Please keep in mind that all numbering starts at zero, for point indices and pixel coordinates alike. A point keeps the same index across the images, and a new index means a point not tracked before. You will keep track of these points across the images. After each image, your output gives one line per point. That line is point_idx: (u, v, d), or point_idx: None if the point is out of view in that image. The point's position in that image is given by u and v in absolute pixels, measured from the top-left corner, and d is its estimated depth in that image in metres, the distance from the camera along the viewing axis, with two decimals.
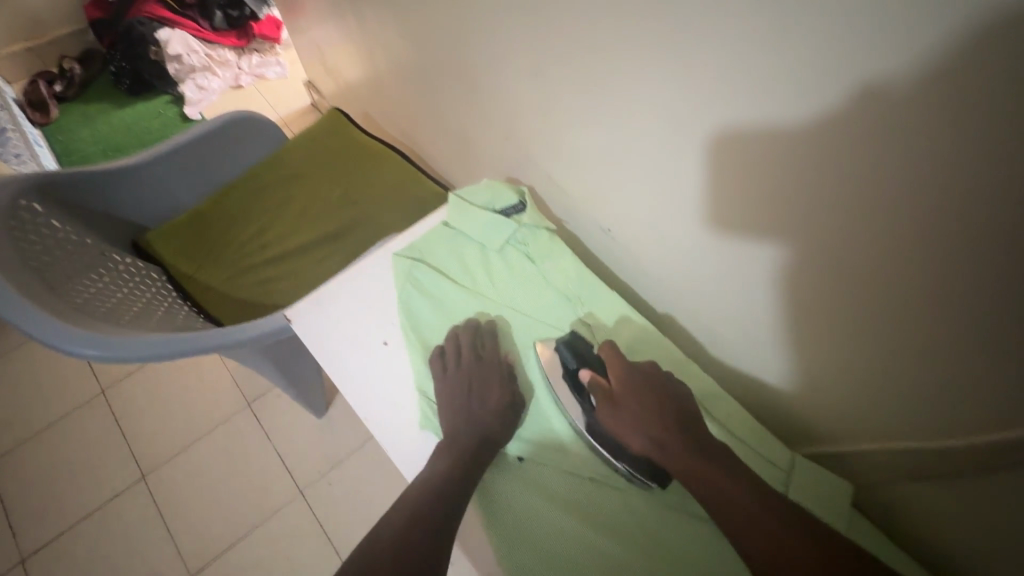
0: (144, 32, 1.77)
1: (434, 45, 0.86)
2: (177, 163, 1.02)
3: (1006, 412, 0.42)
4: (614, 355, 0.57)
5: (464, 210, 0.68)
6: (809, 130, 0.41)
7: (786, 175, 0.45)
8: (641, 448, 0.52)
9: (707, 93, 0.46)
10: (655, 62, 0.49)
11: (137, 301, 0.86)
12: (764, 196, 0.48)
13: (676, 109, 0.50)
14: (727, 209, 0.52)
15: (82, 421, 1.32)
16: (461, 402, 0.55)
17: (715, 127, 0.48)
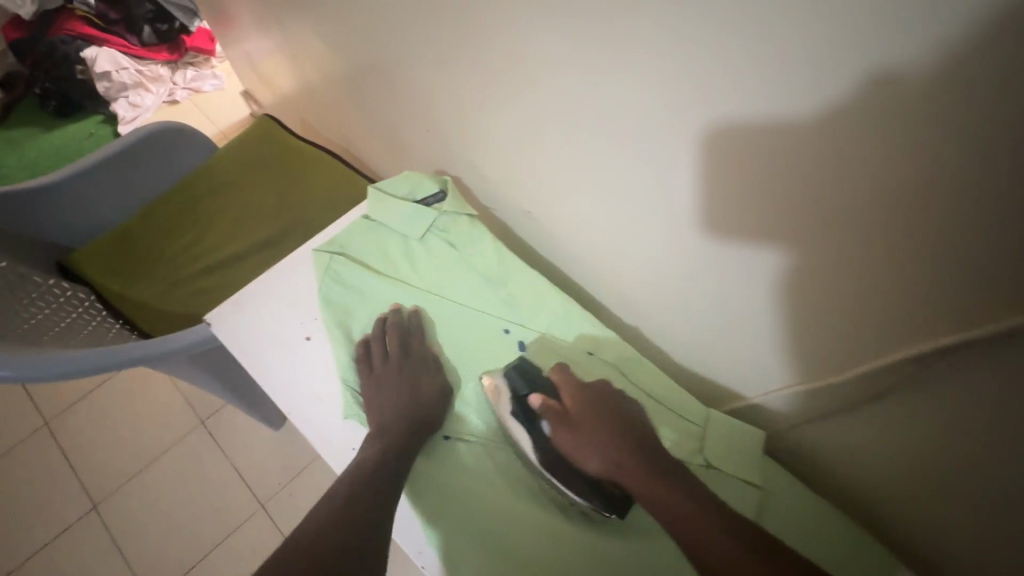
0: (68, 52, 1.70)
1: (354, 43, 0.87)
2: (101, 179, 0.99)
3: (890, 336, 0.46)
4: (564, 378, 0.57)
5: (385, 203, 0.68)
6: (687, 92, 0.44)
7: (675, 139, 0.48)
8: (599, 470, 0.51)
9: (598, 66, 0.49)
10: (549, 41, 0.51)
11: (63, 322, 0.84)
12: (660, 160, 0.51)
13: (575, 85, 0.52)
14: (630, 177, 0.55)
15: (25, 456, 1.27)
16: (393, 393, 0.56)
17: (609, 97, 0.50)
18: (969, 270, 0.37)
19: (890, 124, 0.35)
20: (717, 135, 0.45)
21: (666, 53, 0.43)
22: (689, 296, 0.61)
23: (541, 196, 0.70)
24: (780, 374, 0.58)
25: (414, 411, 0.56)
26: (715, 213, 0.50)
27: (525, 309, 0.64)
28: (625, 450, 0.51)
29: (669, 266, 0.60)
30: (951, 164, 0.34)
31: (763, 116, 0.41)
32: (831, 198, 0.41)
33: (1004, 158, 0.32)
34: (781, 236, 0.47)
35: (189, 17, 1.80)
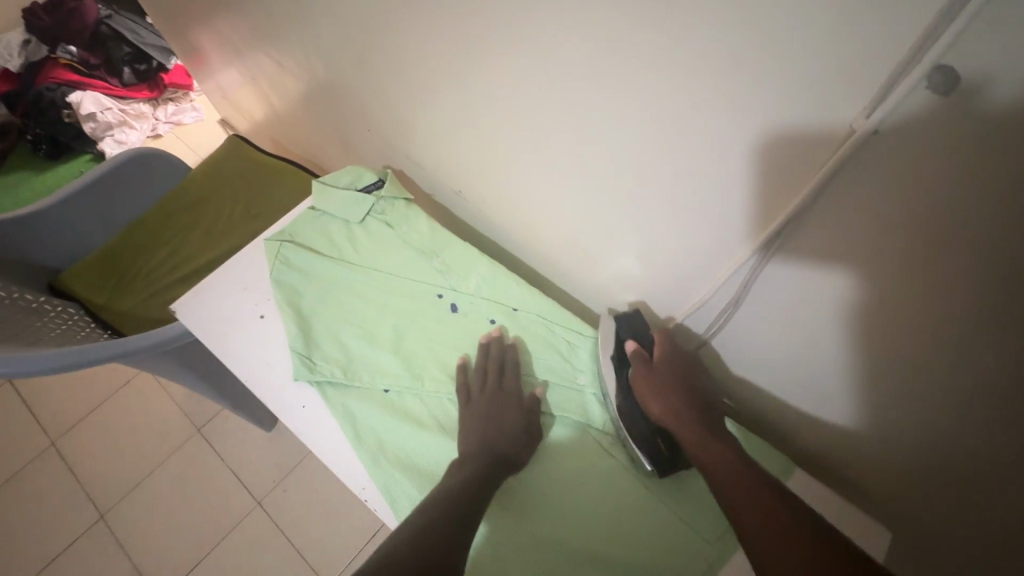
0: (54, 98, 1.80)
1: (305, 58, 0.95)
2: (83, 204, 1.08)
3: (735, 256, 0.53)
4: (663, 335, 0.61)
5: (327, 193, 0.76)
6: (550, 58, 0.52)
7: (553, 100, 0.56)
8: (660, 416, 0.56)
9: (485, 43, 0.57)
10: (447, 27, 0.60)
11: (54, 329, 0.92)
12: (548, 121, 0.59)
13: (473, 63, 0.61)
14: (530, 141, 0.63)
15: (34, 475, 1.34)
16: (483, 424, 0.59)
17: (499, 70, 0.59)
18: (777, 180, 0.44)
19: (686, 63, 0.42)
20: (578, 92, 0.52)
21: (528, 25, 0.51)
22: (597, 245, 0.68)
23: (472, 174, 0.78)
24: (679, 309, 0.65)
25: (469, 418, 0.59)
26: (594, 162, 0.58)
27: (456, 274, 0.71)
28: (688, 412, 0.55)
29: (577, 219, 0.67)
30: (734, 91, 0.41)
31: (604, 70, 0.48)
32: (661, 133, 0.49)
33: (765, 84, 0.39)
34: (644, 174, 0.54)
35: (165, 56, 1.94)
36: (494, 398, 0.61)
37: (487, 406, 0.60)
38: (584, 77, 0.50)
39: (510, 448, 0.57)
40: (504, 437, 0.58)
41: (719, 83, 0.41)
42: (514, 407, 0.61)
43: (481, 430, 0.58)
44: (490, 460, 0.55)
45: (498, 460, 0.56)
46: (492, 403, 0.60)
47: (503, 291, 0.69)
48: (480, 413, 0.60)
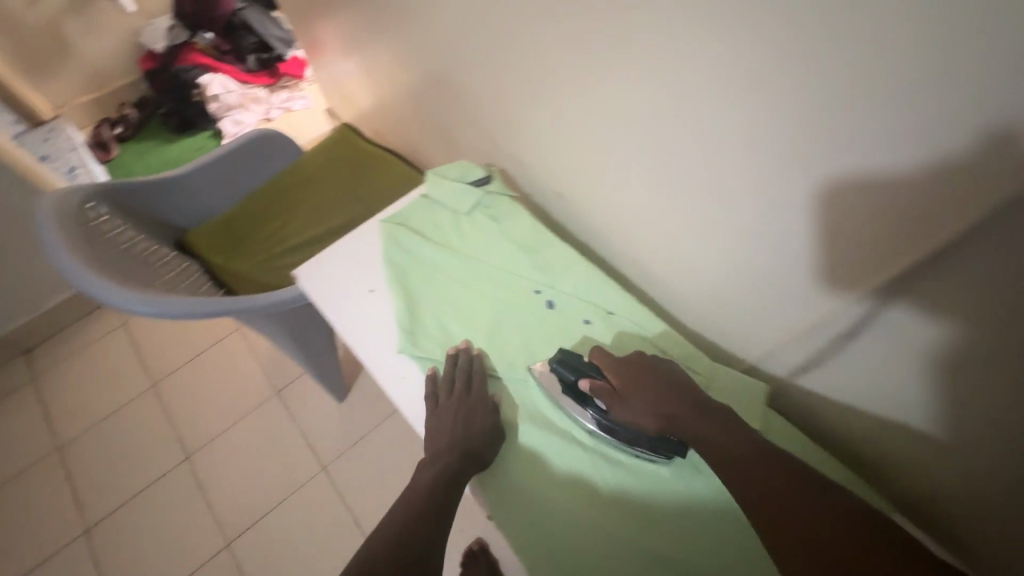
0: (187, 78, 2.02)
1: (424, 56, 1.01)
2: (213, 173, 1.19)
3: (853, 288, 0.51)
4: (604, 359, 0.64)
5: (439, 184, 0.81)
6: (686, 80, 0.52)
7: (678, 122, 0.56)
8: (654, 426, 0.59)
9: (614, 59, 0.58)
10: (575, 40, 0.61)
11: (184, 279, 1.03)
12: (668, 142, 0.59)
13: (596, 77, 0.62)
14: (643, 157, 0.64)
15: (134, 411, 1.49)
16: (449, 427, 0.61)
17: (624, 88, 0.59)
18: (915, 222, 0.43)
19: (823, 88, 0.42)
20: (712, 114, 0.52)
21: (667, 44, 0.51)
22: (698, 261, 0.69)
23: (574, 182, 0.80)
24: (779, 333, 0.64)
25: (436, 420, 0.62)
26: (711, 182, 0.58)
27: (555, 273, 0.73)
28: (676, 411, 0.58)
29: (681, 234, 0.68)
30: (889, 127, 0.40)
31: (749, 97, 0.48)
32: (788, 154, 0.48)
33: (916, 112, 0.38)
34: (760, 195, 0.54)
35: (286, 46, 2.13)
36: (460, 401, 0.63)
37: (451, 404, 0.62)
38: (711, 100, 0.51)
39: (475, 444, 0.60)
40: (473, 432, 0.60)
41: (873, 117, 0.41)
42: (480, 409, 0.62)
43: (447, 431, 0.61)
44: (458, 456, 0.59)
45: (465, 459, 0.59)
46: (456, 403, 0.62)
47: (596, 296, 0.71)
48: (448, 416, 0.62)
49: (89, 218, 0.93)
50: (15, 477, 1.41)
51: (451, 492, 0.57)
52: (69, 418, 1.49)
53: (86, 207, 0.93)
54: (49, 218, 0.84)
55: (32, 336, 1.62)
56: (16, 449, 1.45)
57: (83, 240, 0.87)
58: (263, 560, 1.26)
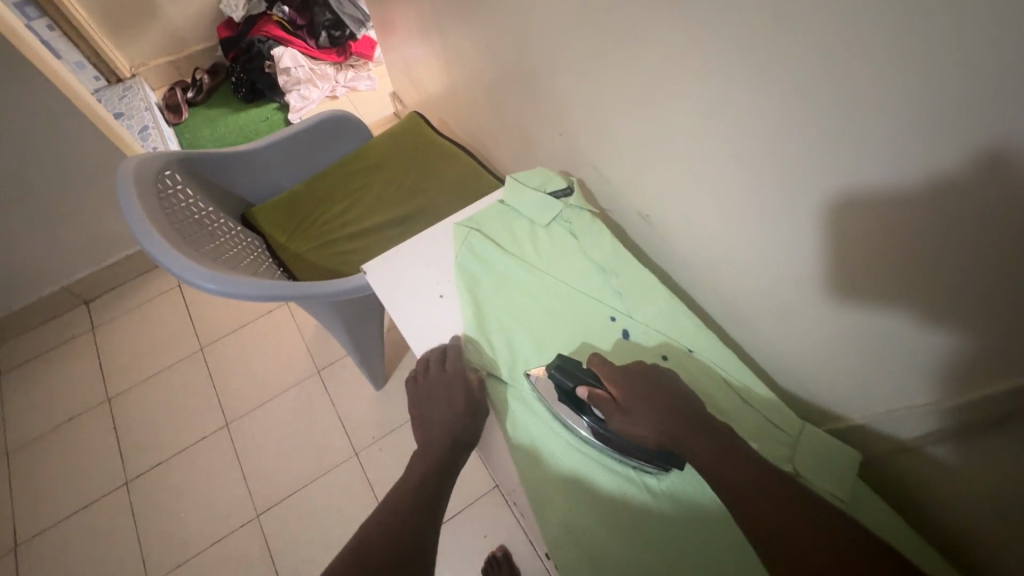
0: (262, 48, 2.07)
1: (508, 53, 0.98)
2: (283, 150, 1.18)
3: (1000, 364, 0.46)
4: (604, 367, 0.61)
5: (518, 190, 0.78)
6: (850, 122, 0.46)
7: (829, 166, 0.50)
8: (653, 440, 0.56)
9: (756, 87, 0.52)
10: (707, 61, 0.56)
11: (246, 256, 1.03)
12: (806, 183, 0.53)
13: (728, 105, 0.56)
14: (766, 194, 0.59)
15: (181, 372, 1.53)
16: (433, 409, 0.64)
17: (764, 122, 0.54)
18: None
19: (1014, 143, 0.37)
20: (868, 160, 0.47)
21: (834, 81, 0.45)
22: (804, 306, 0.63)
23: (666, 203, 0.76)
24: (895, 395, 0.59)
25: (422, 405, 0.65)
26: (852, 233, 0.52)
27: (633, 300, 0.70)
28: (670, 420, 0.56)
29: (787, 277, 0.63)
30: None
31: (913, 148, 0.43)
32: (947, 209, 0.43)
33: None
34: (900, 247, 0.49)
35: (358, 26, 2.13)
36: (440, 380, 0.65)
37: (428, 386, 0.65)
38: (856, 140, 0.47)
39: (462, 431, 0.63)
40: (459, 419, 0.63)
41: None
42: (457, 387, 0.64)
43: (432, 409, 0.64)
44: (448, 444, 0.63)
45: (452, 446, 0.63)
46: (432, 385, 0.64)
47: (679, 331, 0.68)
48: (428, 395, 0.65)
49: (163, 186, 0.93)
50: (67, 421, 1.47)
51: (440, 479, 0.62)
52: (121, 371, 1.55)
53: (163, 174, 0.94)
54: (129, 182, 0.85)
55: (94, 287, 1.69)
56: (71, 394, 1.52)
57: (160, 210, 0.87)
58: (290, 536, 1.27)
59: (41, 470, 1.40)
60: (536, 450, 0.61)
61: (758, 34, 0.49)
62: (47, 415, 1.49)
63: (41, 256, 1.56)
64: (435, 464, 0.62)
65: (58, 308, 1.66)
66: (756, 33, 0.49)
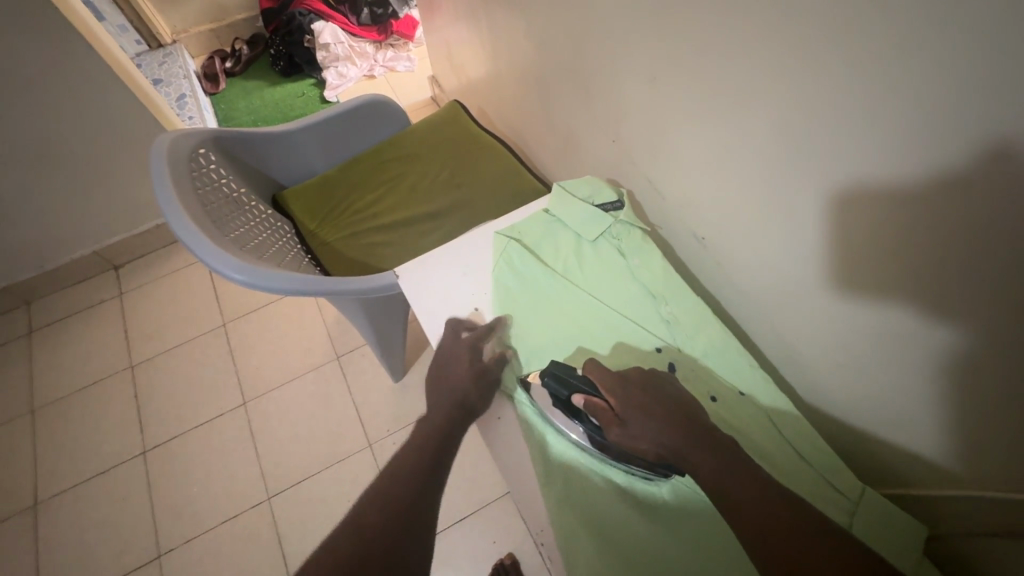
0: (302, 22, 2.02)
1: (561, 48, 0.92)
2: (319, 134, 1.15)
3: None
4: (601, 374, 0.57)
5: (565, 201, 0.73)
6: (963, 178, 0.40)
7: (934, 220, 0.44)
8: (653, 453, 0.53)
9: (855, 119, 0.46)
10: (802, 83, 0.50)
11: (275, 242, 1.00)
12: (903, 234, 0.47)
13: (818, 135, 0.51)
14: (850, 236, 0.53)
15: (203, 346, 1.53)
16: (444, 374, 0.62)
17: (861, 159, 0.48)
18: None
19: None
20: (973, 216, 0.41)
21: (944, 126, 0.40)
22: (879, 358, 0.58)
23: (730, 228, 0.70)
24: (976, 470, 0.53)
25: (435, 373, 0.63)
26: (949, 295, 0.46)
27: (682, 332, 0.65)
28: (673, 432, 0.53)
29: (866, 326, 0.57)
30: None
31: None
32: None
33: None
34: (1000, 315, 0.43)
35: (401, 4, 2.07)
36: (454, 348, 0.63)
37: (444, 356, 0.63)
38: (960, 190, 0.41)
39: (471, 399, 0.60)
40: (468, 386, 0.60)
41: None
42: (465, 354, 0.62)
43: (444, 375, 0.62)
44: (454, 409, 0.60)
45: (458, 411, 0.60)
46: (450, 356, 0.63)
47: (730, 370, 0.63)
48: (441, 362, 0.63)
49: (197, 164, 0.90)
50: (90, 384, 1.49)
51: (445, 442, 0.58)
52: (145, 339, 1.56)
53: (197, 152, 0.91)
54: (162, 159, 0.82)
55: (124, 253, 1.69)
56: (95, 358, 1.53)
57: (191, 190, 0.84)
58: (298, 522, 1.26)
59: (63, 430, 1.43)
60: (547, 467, 0.58)
61: (854, 64, 0.44)
62: (71, 377, 1.50)
63: (74, 219, 1.57)
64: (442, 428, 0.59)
65: (88, 271, 1.68)
66: (850, 61, 0.44)
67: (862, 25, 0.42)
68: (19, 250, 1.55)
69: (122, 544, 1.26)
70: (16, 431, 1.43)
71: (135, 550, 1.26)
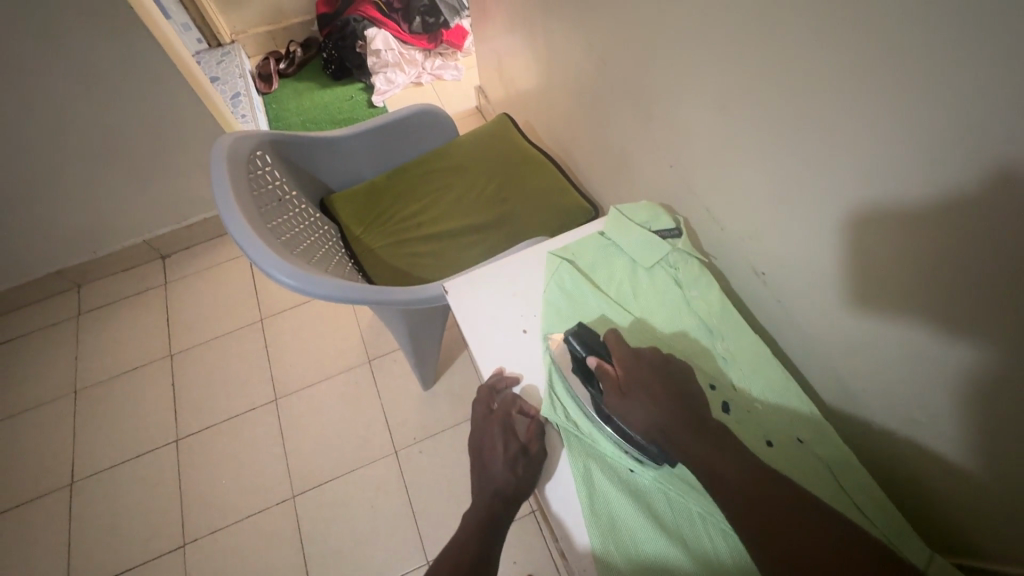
0: (356, 28, 2.07)
1: (620, 70, 0.91)
2: (371, 141, 1.16)
3: None
4: (618, 346, 0.61)
5: (623, 226, 0.72)
6: None
7: None
8: (642, 428, 0.55)
9: (961, 168, 0.44)
10: (899, 126, 0.47)
11: (321, 246, 1.01)
12: (1002, 290, 0.45)
13: (913, 182, 0.48)
14: (942, 288, 0.50)
15: (240, 339, 1.56)
16: (484, 456, 0.60)
17: (964, 211, 0.45)
18: None
19: None
20: None
21: None
22: (961, 417, 0.54)
23: (796, 265, 0.67)
24: None
25: (477, 458, 0.61)
26: None
27: (740, 370, 0.63)
28: (668, 412, 0.55)
29: (949, 383, 0.54)
30: None
31: None
32: None
33: None
34: None
35: (453, 14, 2.10)
36: (489, 424, 0.61)
37: (478, 436, 0.62)
38: None
39: (505, 487, 0.57)
40: (500, 475, 0.57)
41: None
42: (496, 432, 0.60)
43: (482, 461, 0.60)
44: (493, 501, 0.58)
45: (497, 501, 0.57)
46: (487, 430, 0.61)
47: (788, 415, 0.60)
48: (480, 440, 0.61)
49: (254, 166, 0.92)
50: (130, 369, 1.53)
51: (488, 538, 0.56)
52: (186, 329, 1.60)
53: (255, 154, 0.93)
54: (223, 161, 0.84)
55: (171, 243, 1.75)
56: (138, 345, 1.58)
57: (249, 193, 0.85)
58: (321, 524, 1.26)
59: (103, 413, 1.47)
60: (593, 504, 0.55)
61: (952, 111, 0.43)
62: (113, 361, 1.55)
63: (129, 209, 1.63)
64: (484, 521, 0.57)
65: (137, 259, 1.74)
66: (950, 107, 0.43)
67: (967, 73, 0.41)
68: (76, 236, 1.62)
69: (150, 531, 1.29)
70: (58, 410, 1.48)
71: (161, 537, 1.28)
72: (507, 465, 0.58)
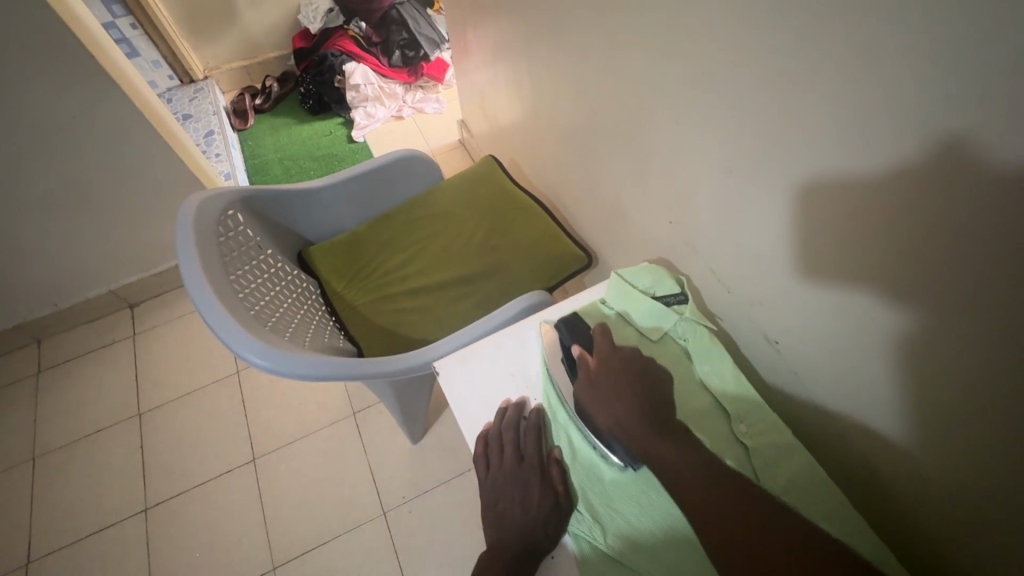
0: (334, 63, 2.02)
1: (610, 120, 0.87)
2: (352, 189, 1.10)
3: None
4: (604, 337, 0.62)
5: (625, 292, 0.68)
6: None
7: None
8: (605, 421, 0.55)
9: (1002, 269, 0.39)
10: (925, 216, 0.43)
11: (298, 312, 0.94)
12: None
13: (954, 275, 0.43)
14: (983, 392, 0.45)
15: (214, 394, 1.47)
16: (507, 500, 0.58)
17: (1006, 312, 0.40)
18: None
19: None
20: None
21: None
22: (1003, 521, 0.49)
23: (811, 337, 0.62)
24: None
25: (499, 500, 0.58)
26: None
27: (763, 458, 0.57)
28: (631, 411, 0.55)
29: (994, 489, 0.48)
30: None
31: None
32: None
33: None
34: None
35: (433, 47, 2.08)
36: (516, 469, 0.58)
37: (503, 479, 0.58)
38: None
39: (532, 538, 0.54)
40: (533, 523, 0.55)
41: None
42: (528, 477, 0.57)
43: (506, 502, 0.57)
44: (516, 549, 0.54)
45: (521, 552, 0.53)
46: (513, 476, 0.58)
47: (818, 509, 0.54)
48: (502, 482, 0.58)
49: (224, 226, 0.86)
50: (97, 431, 1.43)
51: None
52: (157, 385, 1.50)
53: (225, 214, 0.86)
54: (190, 223, 0.77)
55: (140, 291, 1.66)
56: (103, 404, 1.47)
57: (218, 257, 0.79)
58: None
59: (64, 481, 1.36)
60: None
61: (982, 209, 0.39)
62: (77, 422, 1.44)
63: (92, 258, 1.54)
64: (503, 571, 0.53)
65: (102, 310, 1.64)
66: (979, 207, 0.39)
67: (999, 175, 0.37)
68: (35, 289, 1.52)
69: None
70: (13, 481, 1.36)
71: None
72: (540, 516, 0.55)
